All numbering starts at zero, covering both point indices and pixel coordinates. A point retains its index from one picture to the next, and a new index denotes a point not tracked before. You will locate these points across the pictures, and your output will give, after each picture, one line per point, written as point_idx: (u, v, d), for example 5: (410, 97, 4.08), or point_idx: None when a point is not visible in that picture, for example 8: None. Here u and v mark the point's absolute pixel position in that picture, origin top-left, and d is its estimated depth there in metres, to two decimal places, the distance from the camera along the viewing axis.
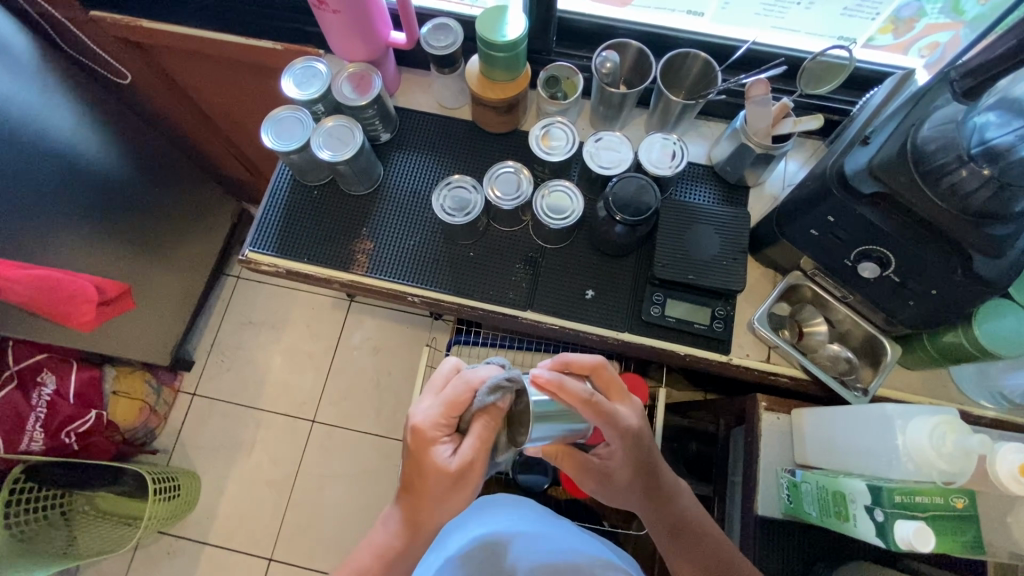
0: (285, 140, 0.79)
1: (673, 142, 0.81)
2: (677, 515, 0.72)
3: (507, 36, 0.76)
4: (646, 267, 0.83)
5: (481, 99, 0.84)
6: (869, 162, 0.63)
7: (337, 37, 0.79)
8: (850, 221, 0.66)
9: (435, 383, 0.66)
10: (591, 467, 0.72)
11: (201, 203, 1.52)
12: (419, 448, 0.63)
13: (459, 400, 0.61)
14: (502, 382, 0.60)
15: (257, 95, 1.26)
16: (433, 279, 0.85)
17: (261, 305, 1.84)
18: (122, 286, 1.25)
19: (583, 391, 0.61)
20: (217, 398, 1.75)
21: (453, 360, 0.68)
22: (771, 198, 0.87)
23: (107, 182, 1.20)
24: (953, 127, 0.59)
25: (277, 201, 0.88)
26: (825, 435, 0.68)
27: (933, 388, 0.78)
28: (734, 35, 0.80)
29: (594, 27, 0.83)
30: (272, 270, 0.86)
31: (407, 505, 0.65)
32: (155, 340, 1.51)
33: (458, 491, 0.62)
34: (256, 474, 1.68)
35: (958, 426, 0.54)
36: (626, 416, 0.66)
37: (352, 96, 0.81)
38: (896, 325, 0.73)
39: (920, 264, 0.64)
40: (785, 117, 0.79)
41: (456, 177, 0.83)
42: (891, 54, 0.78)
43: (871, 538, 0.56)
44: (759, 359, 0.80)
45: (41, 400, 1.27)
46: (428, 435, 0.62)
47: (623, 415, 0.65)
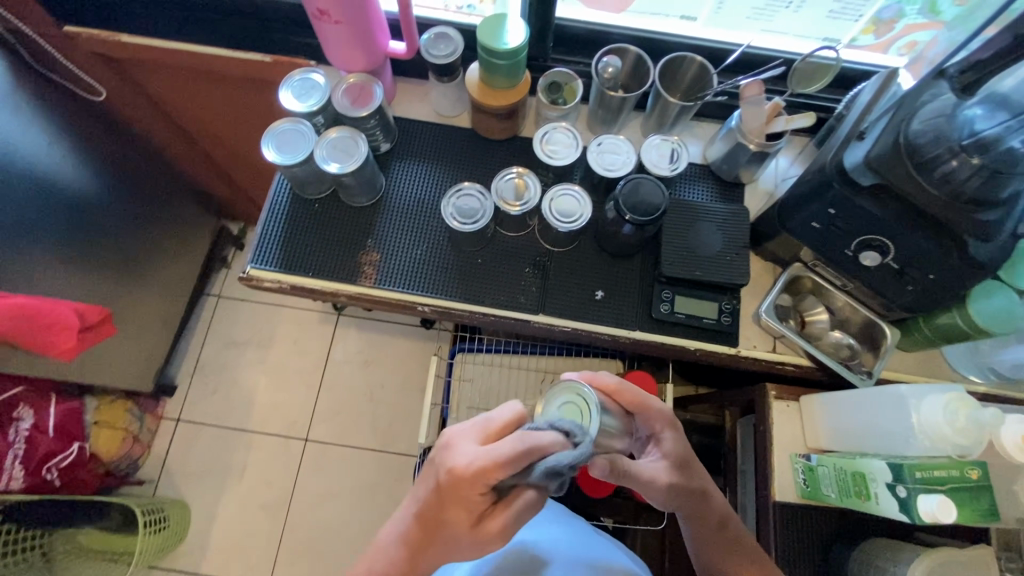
0: (288, 153, 0.78)
1: (673, 143, 0.85)
2: (716, 508, 0.72)
3: (509, 44, 0.77)
4: (651, 265, 0.85)
5: (483, 106, 0.84)
6: (866, 155, 0.66)
7: (336, 47, 0.78)
8: (850, 212, 0.69)
9: (489, 428, 0.62)
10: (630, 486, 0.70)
11: (180, 220, 1.47)
12: (451, 490, 0.61)
13: (508, 461, 0.56)
14: (565, 469, 0.53)
15: (240, 108, 1.23)
16: (444, 288, 0.84)
17: (245, 324, 1.79)
18: (104, 310, 1.19)
19: (611, 381, 0.71)
20: (203, 422, 1.69)
21: (515, 407, 0.63)
22: (765, 194, 0.91)
23: (84, 202, 1.15)
24: (943, 120, 0.62)
25: (278, 216, 0.86)
26: (838, 420, 0.71)
27: (928, 367, 0.82)
28: (725, 38, 0.83)
29: (589, 33, 0.85)
30: (276, 286, 0.85)
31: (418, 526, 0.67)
32: (138, 365, 1.45)
33: (478, 540, 0.63)
34: (249, 498, 1.63)
35: (968, 401, 0.58)
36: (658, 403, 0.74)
37: (353, 107, 0.80)
38: (894, 309, 0.77)
39: (918, 250, 0.67)
40: (777, 115, 0.82)
41: (464, 184, 0.83)
42: (872, 53, 0.82)
43: (893, 514, 0.59)
44: (766, 349, 0.83)
45: (19, 436, 1.19)
46: (467, 483, 0.58)
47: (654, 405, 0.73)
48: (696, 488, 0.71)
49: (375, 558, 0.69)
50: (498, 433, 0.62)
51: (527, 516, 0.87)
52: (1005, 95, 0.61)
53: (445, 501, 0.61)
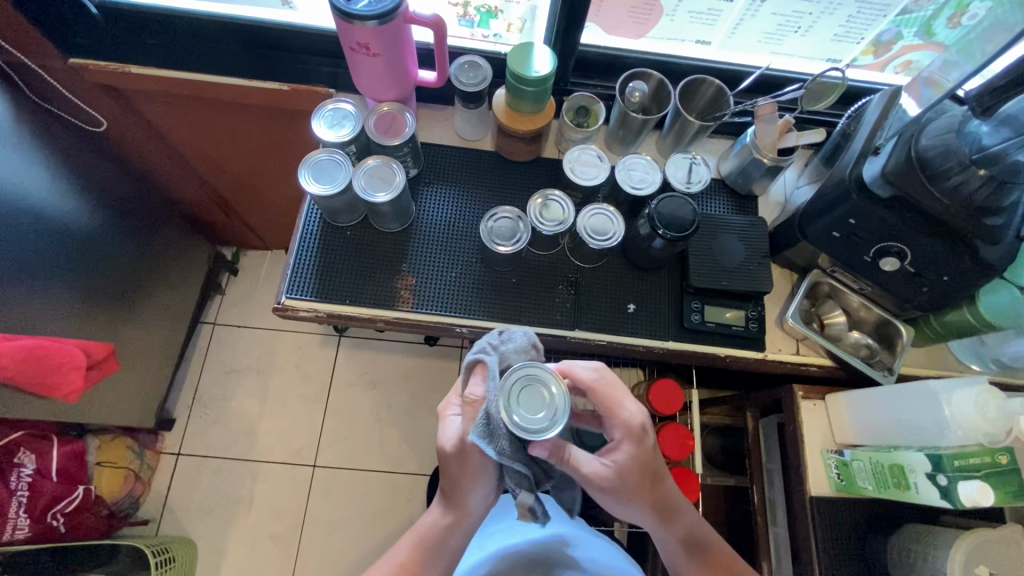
0: (325, 182, 0.78)
1: (692, 159, 0.89)
2: (685, 526, 0.79)
3: (538, 71, 0.79)
4: (679, 277, 0.89)
5: (510, 130, 0.87)
6: (883, 170, 0.71)
7: (369, 78, 0.79)
8: (870, 222, 0.74)
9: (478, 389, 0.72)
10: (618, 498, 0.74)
11: (177, 249, 1.44)
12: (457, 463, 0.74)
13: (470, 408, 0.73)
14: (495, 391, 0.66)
15: (244, 135, 1.22)
16: (480, 308, 0.86)
17: (243, 351, 1.75)
18: (107, 346, 1.16)
19: (590, 377, 0.72)
20: (204, 455, 1.64)
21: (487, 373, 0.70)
22: (777, 204, 0.95)
23: (88, 235, 1.11)
24: (951, 136, 0.68)
25: (309, 245, 0.86)
26: (869, 416, 0.76)
27: (937, 361, 0.88)
28: (736, 60, 0.88)
29: (610, 58, 0.88)
30: (312, 315, 0.84)
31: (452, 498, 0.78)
32: (139, 400, 1.41)
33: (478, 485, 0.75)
34: (258, 529, 1.58)
35: (996, 392, 0.65)
36: (631, 413, 0.72)
37: (384, 136, 0.81)
38: (908, 309, 0.82)
39: (934, 254, 0.73)
40: (789, 131, 0.87)
41: (500, 207, 0.85)
42: (870, 72, 0.89)
43: (935, 501, 0.65)
44: (790, 352, 0.87)
45: (22, 482, 1.15)
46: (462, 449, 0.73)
47: (627, 409, 0.72)
48: (662, 496, 0.76)
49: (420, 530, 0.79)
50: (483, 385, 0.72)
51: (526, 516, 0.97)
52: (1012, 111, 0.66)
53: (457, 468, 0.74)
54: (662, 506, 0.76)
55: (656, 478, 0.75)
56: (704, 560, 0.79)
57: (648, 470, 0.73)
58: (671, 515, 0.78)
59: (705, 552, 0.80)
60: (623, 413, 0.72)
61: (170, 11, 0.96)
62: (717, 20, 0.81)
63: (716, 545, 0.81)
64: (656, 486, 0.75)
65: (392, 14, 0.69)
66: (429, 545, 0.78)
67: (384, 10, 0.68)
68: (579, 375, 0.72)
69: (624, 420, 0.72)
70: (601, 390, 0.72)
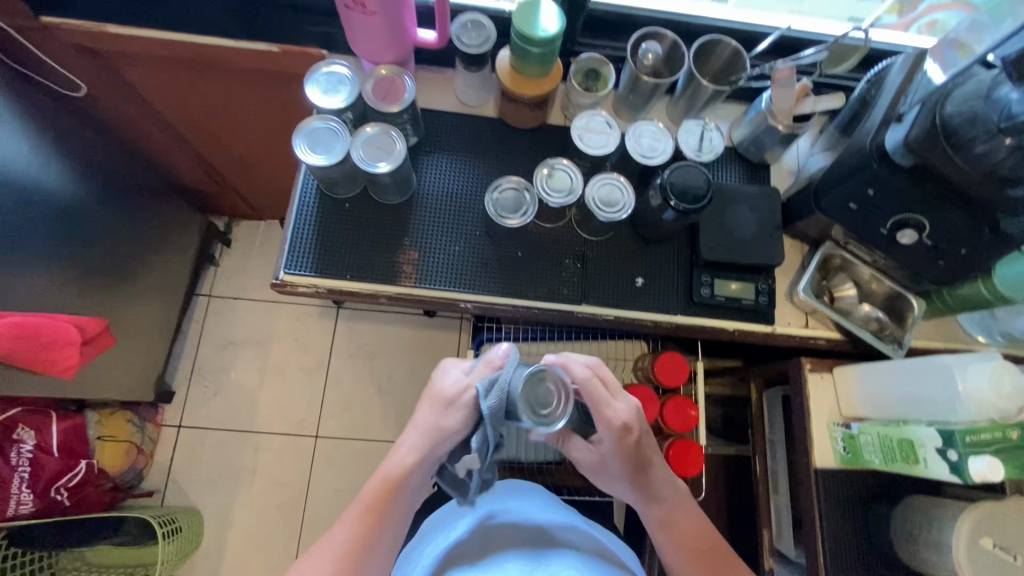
0: (323, 152, 0.74)
1: (704, 126, 0.86)
2: (663, 503, 0.80)
3: (545, 31, 0.75)
4: (688, 250, 0.86)
5: (515, 95, 0.83)
6: (905, 138, 0.68)
7: (366, 39, 0.74)
8: (889, 193, 0.72)
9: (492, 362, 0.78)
10: (599, 471, 0.82)
11: (168, 220, 1.40)
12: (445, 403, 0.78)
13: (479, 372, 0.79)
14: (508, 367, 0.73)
15: (232, 100, 1.16)
16: (485, 283, 0.84)
17: (240, 323, 1.72)
18: (102, 321, 1.14)
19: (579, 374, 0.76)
20: (205, 427, 1.64)
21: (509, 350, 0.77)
22: (789, 173, 0.93)
23: (74, 207, 1.07)
24: (980, 102, 0.64)
25: (306, 217, 0.82)
26: (880, 392, 0.76)
27: (946, 334, 0.88)
28: (754, 19, 0.83)
29: (620, 17, 0.83)
30: (312, 291, 0.82)
31: (424, 438, 0.77)
32: (137, 375, 1.39)
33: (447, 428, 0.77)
34: (263, 498, 1.60)
35: (1012, 369, 0.64)
36: (619, 411, 0.77)
37: (383, 102, 0.77)
38: (921, 281, 0.81)
39: (954, 226, 0.71)
40: (805, 96, 0.84)
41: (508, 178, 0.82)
42: (893, 32, 0.85)
43: (944, 476, 0.65)
44: (799, 325, 0.86)
45: (22, 459, 1.16)
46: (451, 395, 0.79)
47: (615, 407, 0.76)
48: (645, 478, 0.79)
49: (387, 467, 0.76)
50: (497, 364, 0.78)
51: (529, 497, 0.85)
52: None
53: (440, 409, 0.78)
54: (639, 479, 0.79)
55: (644, 463, 0.79)
56: (684, 545, 0.77)
57: (635, 455, 0.78)
58: (653, 495, 0.80)
59: (678, 531, 0.78)
60: (609, 412, 0.76)
61: None
62: None
63: (702, 529, 0.79)
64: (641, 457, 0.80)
65: None
66: (395, 480, 0.75)
67: None
68: (570, 371, 0.76)
69: (607, 411, 0.76)
70: (590, 388, 0.76)
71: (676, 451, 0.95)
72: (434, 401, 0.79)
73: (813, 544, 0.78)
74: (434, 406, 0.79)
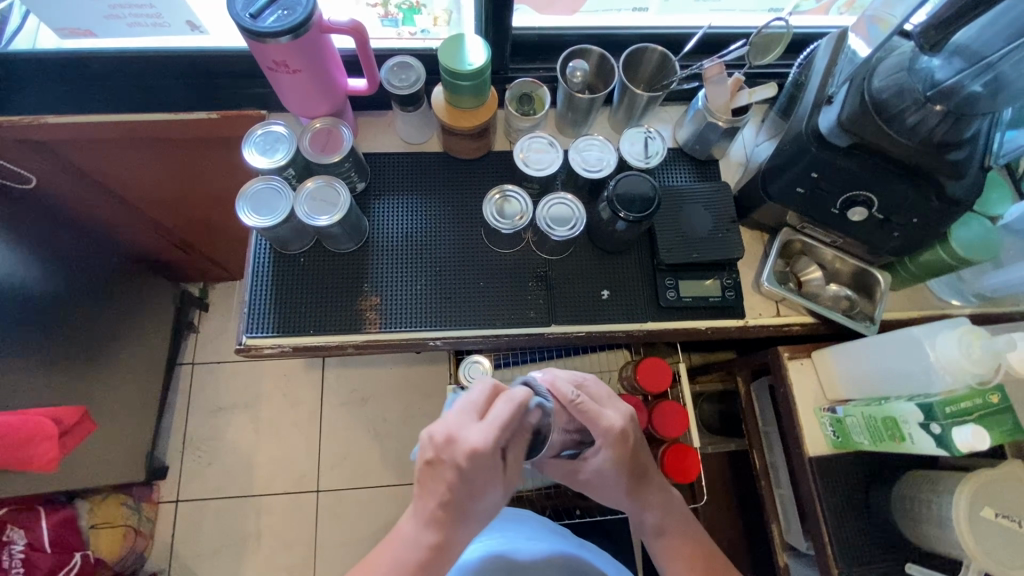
0: (267, 214, 0.74)
1: (647, 133, 0.86)
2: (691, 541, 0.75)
3: (471, 64, 0.75)
4: (649, 256, 0.86)
5: (453, 128, 0.83)
6: (839, 117, 0.68)
7: (296, 95, 0.75)
8: (832, 174, 0.72)
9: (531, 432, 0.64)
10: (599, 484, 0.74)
11: (139, 295, 1.38)
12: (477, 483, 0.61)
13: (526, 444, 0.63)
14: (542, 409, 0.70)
15: (183, 170, 1.15)
16: (452, 318, 0.83)
17: (227, 387, 1.70)
18: (79, 407, 1.10)
19: (568, 392, 0.68)
20: (204, 498, 1.60)
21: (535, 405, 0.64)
22: (739, 165, 0.93)
23: (35, 300, 1.05)
24: (904, 75, 0.66)
25: (262, 278, 0.82)
26: (856, 371, 0.75)
27: (919, 300, 0.87)
28: (676, 25, 0.85)
29: (545, 40, 0.85)
30: (277, 351, 0.81)
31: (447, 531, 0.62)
32: (124, 457, 1.36)
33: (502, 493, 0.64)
34: (271, 563, 1.55)
35: (980, 333, 0.63)
36: (609, 417, 0.69)
37: (323, 154, 0.77)
38: (882, 255, 0.81)
39: (899, 200, 0.71)
40: (739, 90, 0.84)
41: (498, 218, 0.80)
42: (815, 16, 0.87)
43: (932, 450, 0.64)
44: (771, 315, 0.86)
45: (15, 560, 1.15)
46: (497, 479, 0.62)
47: (602, 415, 0.69)
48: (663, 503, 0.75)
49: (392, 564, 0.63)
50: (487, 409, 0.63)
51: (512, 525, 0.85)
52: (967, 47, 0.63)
53: (468, 484, 0.60)
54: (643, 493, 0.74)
55: (647, 477, 0.73)
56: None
57: (633, 465, 0.71)
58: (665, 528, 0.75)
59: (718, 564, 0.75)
60: (602, 421, 0.68)
61: (76, 53, 0.88)
62: None
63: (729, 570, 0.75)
64: (604, 433, 0.68)
65: (305, 26, 0.64)
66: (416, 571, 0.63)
67: (295, 23, 0.63)
68: (558, 391, 0.68)
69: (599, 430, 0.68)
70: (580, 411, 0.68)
71: (670, 459, 0.93)
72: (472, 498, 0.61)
73: (818, 535, 0.76)
74: (461, 499, 0.61)
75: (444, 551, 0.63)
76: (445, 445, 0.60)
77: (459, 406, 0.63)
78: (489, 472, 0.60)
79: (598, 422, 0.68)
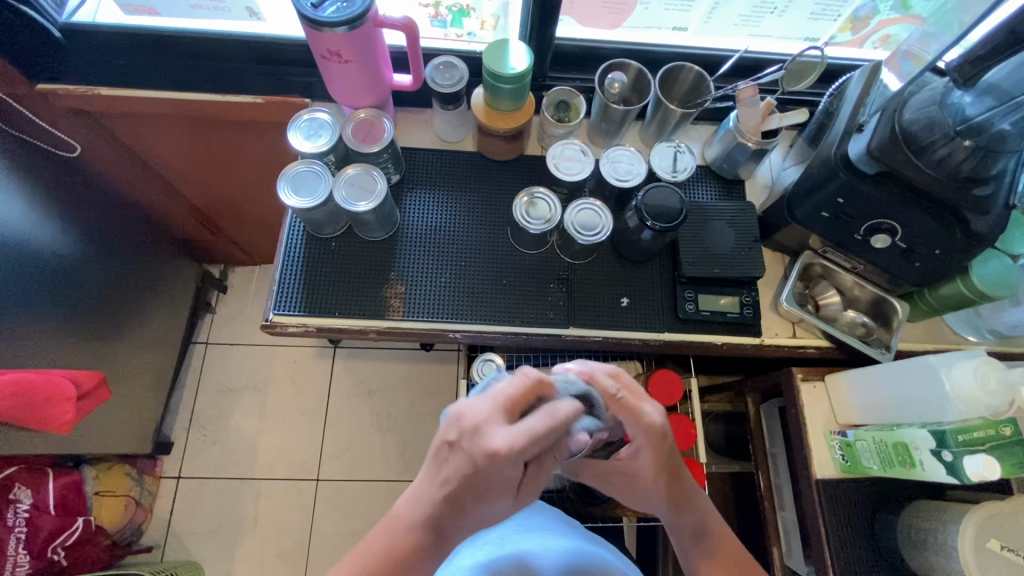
0: (305, 195, 0.77)
1: (676, 147, 0.88)
2: (731, 548, 0.75)
3: (514, 68, 0.78)
4: (670, 268, 0.88)
5: (491, 129, 0.85)
6: (868, 146, 0.70)
7: (344, 85, 0.78)
8: (858, 199, 0.73)
9: (555, 419, 0.57)
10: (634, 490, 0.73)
11: (164, 269, 1.40)
12: (482, 476, 0.57)
13: (539, 436, 0.56)
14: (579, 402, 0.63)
15: (221, 151, 1.19)
16: (472, 313, 0.84)
17: (238, 368, 1.72)
18: (98, 373, 1.11)
19: (610, 386, 0.65)
20: (205, 476, 1.61)
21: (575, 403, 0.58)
22: (764, 187, 0.95)
23: (69, 264, 1.07)
24: (934, 108, 0.67)
25: (294, 258, 0.84)
26: (870, 396, 0.76)
27: (934, 333, 0.88)
28: (713, 46, 0.88)
29: (585, 51, 0.88)
30: (302, 330, 0.83)
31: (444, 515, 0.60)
32: (134, 427, 1.38)
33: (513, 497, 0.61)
34: (265, 547, 1.56)
35: (994, 364, 0.64)
36: (651, 414, 0.67)
37: (363, 143, 0.80)
38: (901, 284, 0.82)
39: (923, 230, 0.72)
40: (771, 113, 0.86)
41: (528, 215, 0.82)
42: (849, 49, 0.89)
43: (942, 477, 0.64)
44: (787, 335, 0.87)
45: (19, 519, 1.17)
46: (502, 466, 0.56)
47: (647, 414, 0.67)
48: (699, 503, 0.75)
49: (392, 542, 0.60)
50: (517, 404, 0.60)
51: (530, 522, 0.85)
52: (995, 85, 0.65)
53: (476, 478, 0.57)
54: (680, 494, 0.73)
55: (681, 478, 0.73)
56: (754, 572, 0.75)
57: (669, 460, 0.70)
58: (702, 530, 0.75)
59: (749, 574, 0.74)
60: (642, 419, 0.66)
61: (137, 29, 0.92)
62: (693, 6, 0.81)
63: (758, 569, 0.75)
64: (645, 428, 0.66)
65: (362, 19, 0.67)
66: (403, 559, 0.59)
67: (353, 16, 0.66)
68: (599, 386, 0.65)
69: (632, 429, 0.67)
70: (620, 403, 0.66)
71: None
72: (475, 487, 0.58)
73: (822, 557, 0.76)
74: (451, 482, 0.59)
75: (443, 539, 0.61)
76: (471, 436, 0.58)
77: (489, 396, 0.60)
78: (505, 477, 0.58)
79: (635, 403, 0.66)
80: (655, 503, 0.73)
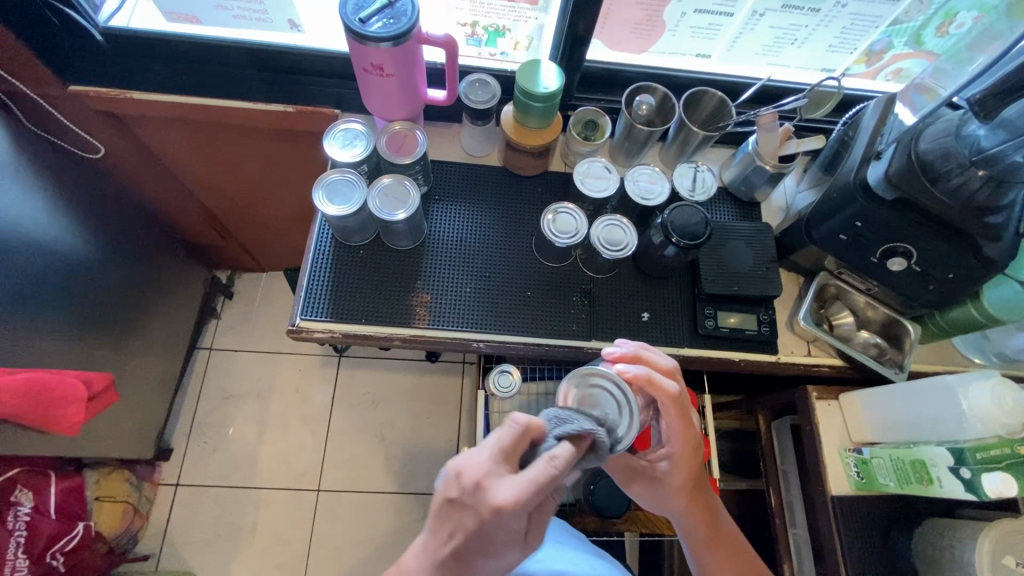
0: (340, 203, 0.78)
1: (697, 168, 0.91)
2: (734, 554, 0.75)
3: (546, 87, 0.80)
4: (689, 285, 0.91)
5: (519, 145, 0.88)
6: (886, 172, 0.73)
7: (381, 98, 0.80)
8: (875, 223, 0.76)
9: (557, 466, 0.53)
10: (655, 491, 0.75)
11: (176, 274, 1.40)
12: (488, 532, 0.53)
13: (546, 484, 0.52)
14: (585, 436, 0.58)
15: (242, 158, 1.20)
16: (496, 324, 0.86)
17: (241, 375, 1.71)
18: (108, 375, 1.10)
19: (670, 387, 0.68)
20: (204, 484, 1.59)
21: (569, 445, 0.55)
22: (779, 209, 0.98)
23: (87, 265, 1.07)
24: (951, 139, 0.71)
25: (322, 265, 0.86)
26: (886, 414, 0.77)
27: (942, 356, 0.91)
28: (734, 73, 0.92)
29: (612, 73, 0.91)
30: (328, 337, 0.84)
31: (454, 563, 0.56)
32: (138, 432, 1.36)
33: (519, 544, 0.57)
34: (263, 558, 1.53)
35: (1011, 385, 0.67)
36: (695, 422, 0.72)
37: (396, 155, 0.82)
38: (914, 306, 0.85)
39: (937, 255, 0.75)
40: (788, 139, 0.90)
41: (554, 227, 0.84)
42: (863, 80, 0.93)
43: (960, 494, 0.66)
44: (802, 353, 0.90)
45: (20, 522, 1.13)
46: (510, 519, 0.53)
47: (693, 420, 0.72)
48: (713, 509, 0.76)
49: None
50: (513, 450, 0.55)
51: (541, 531, 0.86)
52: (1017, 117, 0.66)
53: (481, 536, 0.53)
54: (695, 498, 0.75)
55: (702, 482, 0.76)
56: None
57: (697, 466, 0.74)
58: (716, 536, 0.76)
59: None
60: (688, 426, 0.71)
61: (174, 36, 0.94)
62: (717, 34, 0.85)
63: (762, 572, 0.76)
64: (688, 435, 0.70)
65: (407, 36, 0.70)
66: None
67: (398, 32, 0.69)
68: (660, 386, 0.68)
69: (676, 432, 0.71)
70: (677, 403, 0.69)
71: None
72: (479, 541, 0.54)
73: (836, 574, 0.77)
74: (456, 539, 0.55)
75: None
76: (472, 491, 0.53)
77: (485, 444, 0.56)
78: (511, 530, 0.54)
79: (659, 391, 0.68)
80: (672, 506, 0.75)
